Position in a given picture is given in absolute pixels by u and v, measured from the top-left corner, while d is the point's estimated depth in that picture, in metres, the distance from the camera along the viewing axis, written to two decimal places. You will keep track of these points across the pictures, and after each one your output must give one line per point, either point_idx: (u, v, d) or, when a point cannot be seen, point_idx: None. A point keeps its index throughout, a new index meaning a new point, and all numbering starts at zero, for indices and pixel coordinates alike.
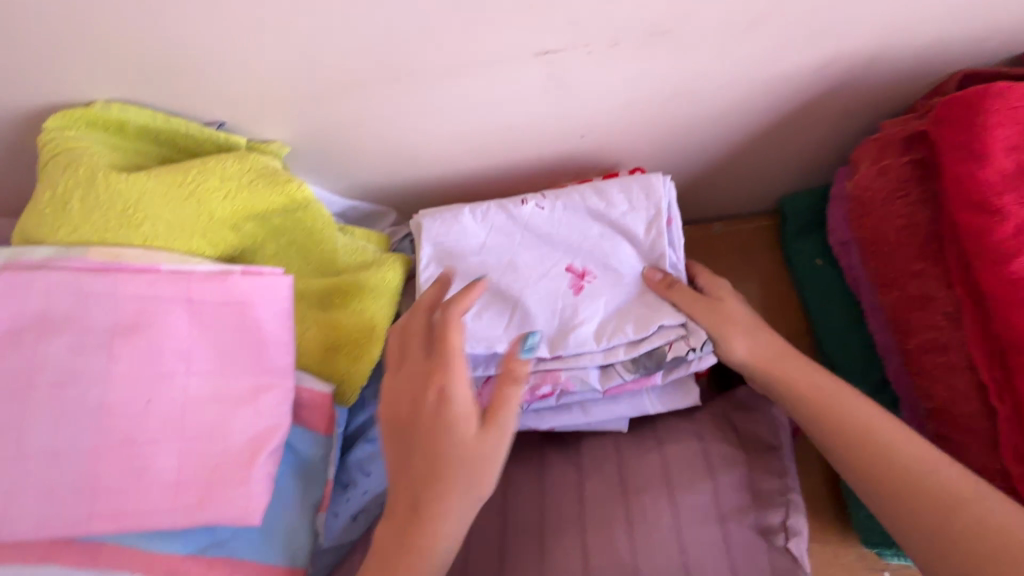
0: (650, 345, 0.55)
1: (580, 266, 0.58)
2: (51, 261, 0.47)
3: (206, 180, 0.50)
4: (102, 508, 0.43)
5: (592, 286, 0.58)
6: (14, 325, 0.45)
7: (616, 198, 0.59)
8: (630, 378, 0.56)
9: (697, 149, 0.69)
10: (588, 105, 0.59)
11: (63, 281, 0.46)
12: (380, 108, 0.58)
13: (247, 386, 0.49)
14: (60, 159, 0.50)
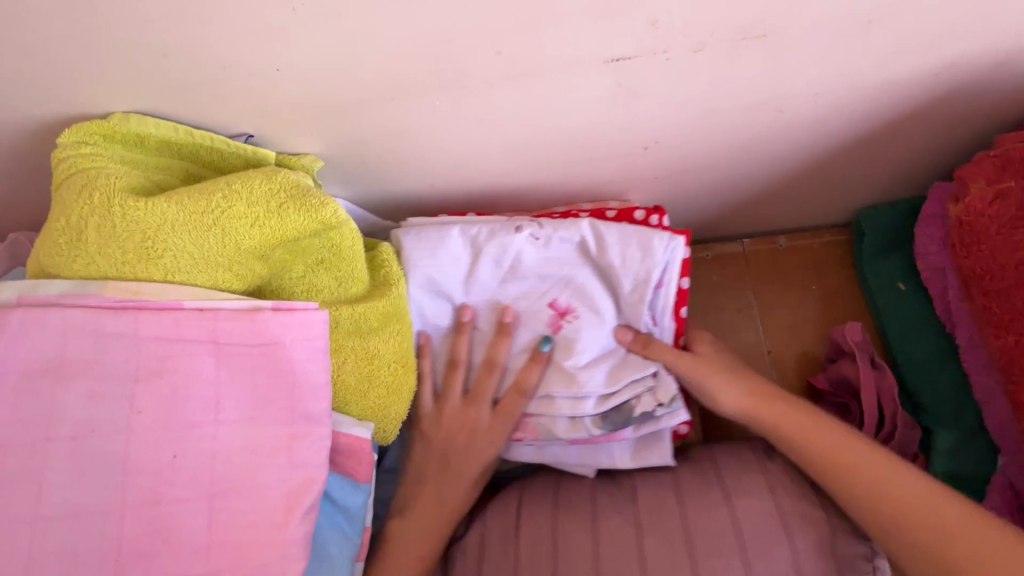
0: (619, 399, 0.54)
1: (563, 305, 0.56)
2: (66, 297, 0.42)
3: (231, 204, 0.45)
4: (127, 574, 0.40)
5: (569, 329, 0.56)
6: (27, 370, 0.40)
7: (614, 247, 0.54)
8: (598, 433, 0.55)
9: (771, 162, 0.62)
10: (656, 116, 0.53)
11: (79, 321, 0.41)
12: (424, 120, 0.52)
13: (279, 436, 0.44)
14: (77, 182, 0.45)
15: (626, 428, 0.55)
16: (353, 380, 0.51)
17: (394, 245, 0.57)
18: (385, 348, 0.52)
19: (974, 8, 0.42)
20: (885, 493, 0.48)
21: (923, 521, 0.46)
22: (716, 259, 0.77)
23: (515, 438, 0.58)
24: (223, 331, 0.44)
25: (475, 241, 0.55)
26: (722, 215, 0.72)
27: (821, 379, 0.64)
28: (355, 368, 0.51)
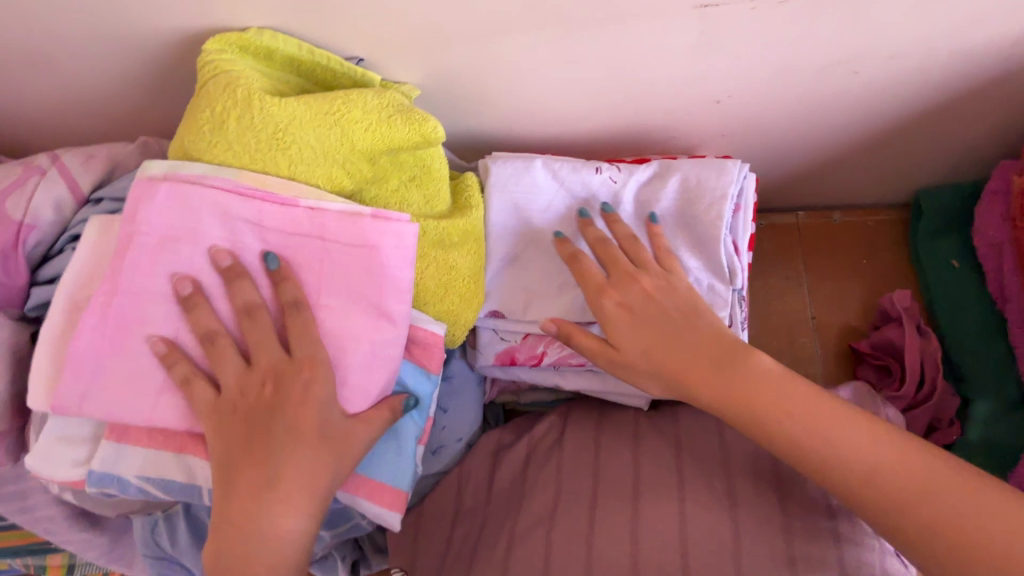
0: None
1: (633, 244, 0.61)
2: (205, 177, 0.49)
3: (350, 111, 0.51)
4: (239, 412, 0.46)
5: None
6: (170, 233, 0.48)
7: (690, 176, 0.59)
8: None
9: (836, 130, 0.64)
10: (733, 70, 0.56)
11: (213, 198, 0.48)
12: (517, 57, 0.57)
13: (366, 326, 0.50)
14: (217, 78, 0.51)
15: None
16: (432, 282, 0.57)
17: (481, 173, 0.63)
18: (460, 261, 0.58)
19: None
20: (773, 426, 0.47)
21: (811, 450, 0.46)
22: (769, 228, 0.80)
23: (571, 363, 0.62)
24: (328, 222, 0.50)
25: (557, 175, 0.62)
26: (780, 183, 0.75)
27: (862, 343, 0.66)
28: (435, 274, 0.57)
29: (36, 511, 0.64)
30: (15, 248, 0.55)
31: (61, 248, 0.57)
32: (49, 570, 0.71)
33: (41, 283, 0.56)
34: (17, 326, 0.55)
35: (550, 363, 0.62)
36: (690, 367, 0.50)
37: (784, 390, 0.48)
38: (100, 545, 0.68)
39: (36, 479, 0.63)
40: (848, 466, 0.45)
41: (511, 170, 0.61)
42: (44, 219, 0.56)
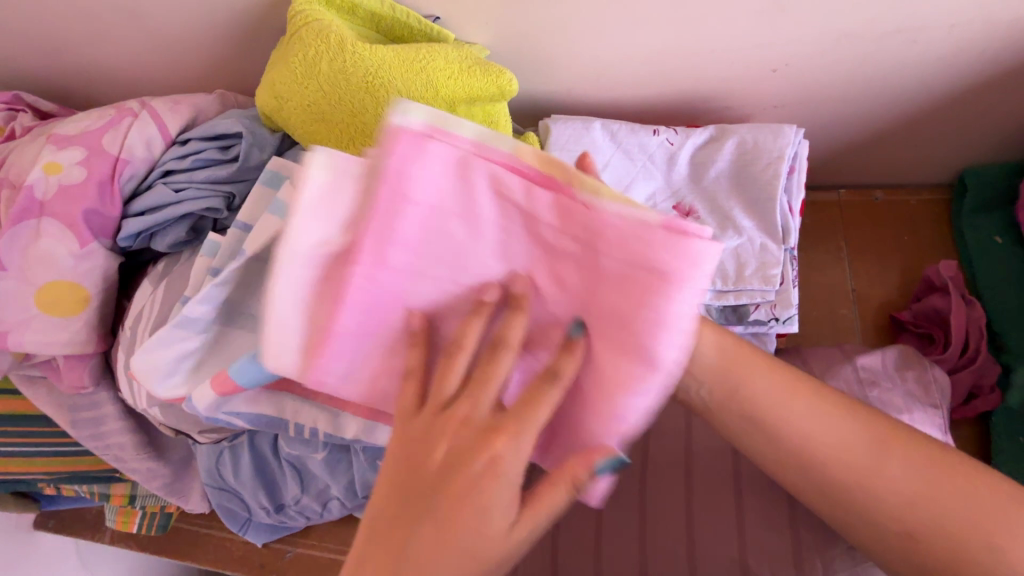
0: (739, 299, 0.61)
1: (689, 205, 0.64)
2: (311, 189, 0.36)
3: (433, 62, 0.54)
4: None
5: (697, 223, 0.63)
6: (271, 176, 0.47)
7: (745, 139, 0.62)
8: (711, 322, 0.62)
9: (887, 102, 0.66)
10: (794, 35, 0.59)
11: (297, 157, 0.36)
12: (587, 18, 0.60)
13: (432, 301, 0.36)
14: (310, 26, 0.54)
15: (735, 325, 0.63)
16: None
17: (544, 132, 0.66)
18: None
19: None
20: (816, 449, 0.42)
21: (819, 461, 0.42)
22: (812, 205, 0.81)
23: None
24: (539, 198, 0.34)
25: (615, 135, 0.65)
26: (827, 158, 0.77)
27: (905, 313, 0.68)
28: None
29: (109, 438, 0.67)
30: (111, 180, 0.58)
31: (152, 184, 0.60)
32: (112, 498, 0.75)
33: (131, 216, 0.60)
34: (109, 254, 0.59)
35: None
36: (762, 386, 0.44)
37: (851, 424, 0.42)
38: (164, 476, 0.71)
39: (112, 405, 0.66)
40: (880, 501, 0.40)
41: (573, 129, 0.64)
42: (138, 156, 0.60)
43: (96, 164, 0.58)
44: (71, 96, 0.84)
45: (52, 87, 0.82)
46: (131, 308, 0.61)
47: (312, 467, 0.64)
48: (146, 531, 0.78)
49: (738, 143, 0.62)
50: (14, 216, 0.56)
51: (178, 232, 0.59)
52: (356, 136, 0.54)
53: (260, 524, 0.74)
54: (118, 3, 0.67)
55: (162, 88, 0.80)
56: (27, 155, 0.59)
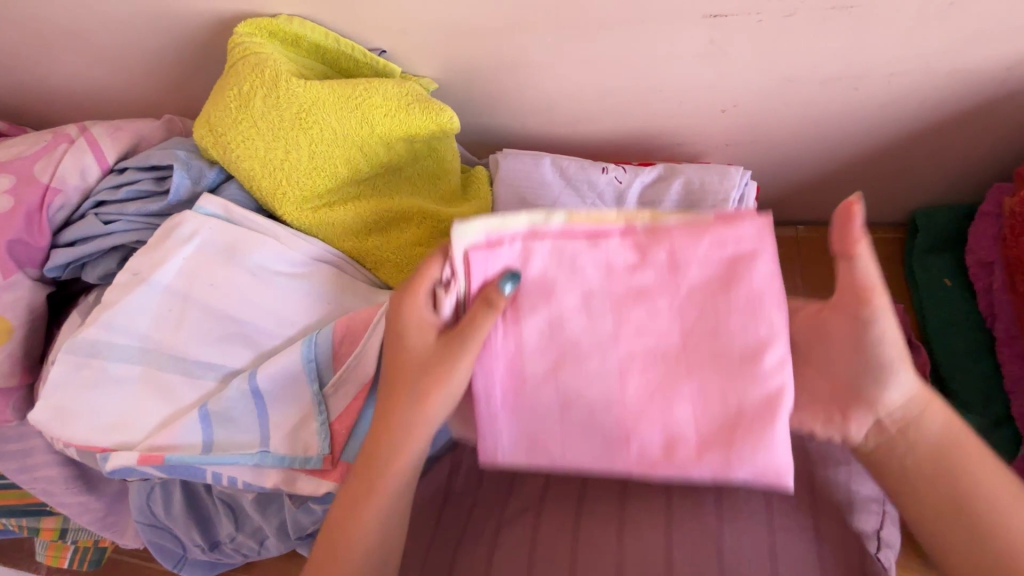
0: None
1: None
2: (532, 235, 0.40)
3: (370, 97, 0.53)
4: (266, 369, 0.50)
5: None
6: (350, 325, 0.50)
7: (690, 181, 0.62)
8: None
9: (836, 146, 0.67)
10: (738, 81, 0.59)
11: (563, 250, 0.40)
12: (533, 56, 0.60)
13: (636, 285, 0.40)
14: (245, 58, 0.53)
15: None
16: None
17: (491, 167, 0.66)
18: None
19: None
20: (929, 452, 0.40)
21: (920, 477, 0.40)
22: None
23: None
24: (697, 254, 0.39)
25: (565, 172, 0.64)
26: (782, 196, 0.77)
27: None
28: None
29: (37, 472, 0.65)
30: (40, 209, 0.57)
31: (84, 213, 0.58)
32: (41, 533, 0.72)
33: (60, 246, 0.58)
34: (35, 285, 0.57)
35: None
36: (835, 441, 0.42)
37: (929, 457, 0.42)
38: (96, 511, 0.69)
39: (40, 438, 0.64)
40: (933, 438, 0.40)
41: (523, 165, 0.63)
42: (70, 184, 0.58)
43: (25, 192, 0.56)
44: (24, 116, 0.82)
45: (3, 107, 0.81)
46: (57, 339, 0.59)
47: (243, 506, 0.62)
48: (77, 566, 0.75)
49: (685, 185, 0.62)
50: None
51: (109, 264, 0.57)
52: (288, 169, 0.53)
53: (196, 561, 0.72)
54: (65, 28, 0.67)
55: (115, 112, 0.79)
56: None
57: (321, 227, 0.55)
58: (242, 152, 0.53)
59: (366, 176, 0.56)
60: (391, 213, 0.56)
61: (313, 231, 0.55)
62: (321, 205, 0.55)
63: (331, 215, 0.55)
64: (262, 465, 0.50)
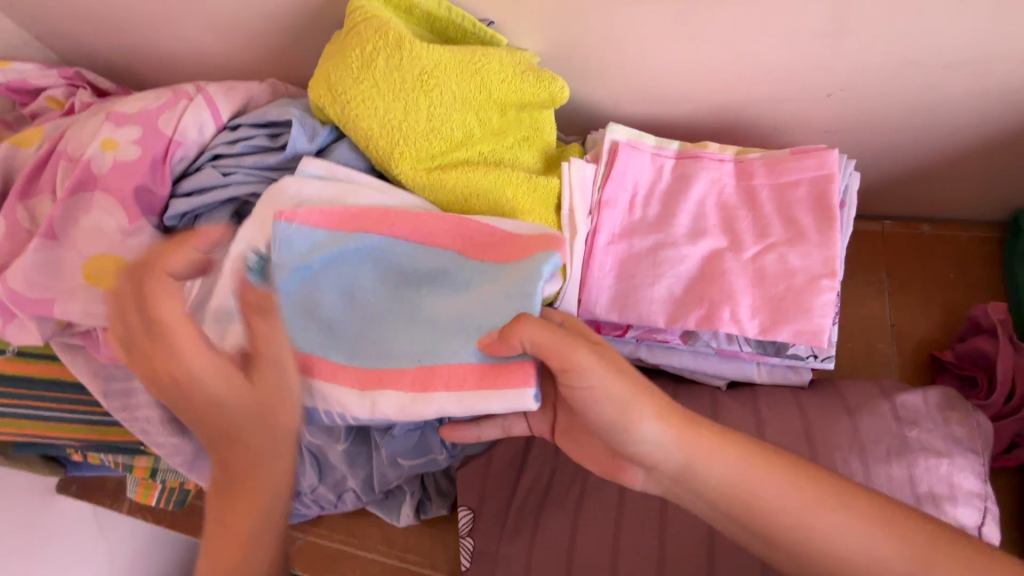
0: (780, 336, 0.58)
1: (732, 222, 0.62)
2: (646, 146, 0.65)
3: (488, 67, 0.55)
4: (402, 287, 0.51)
5: (744, 242, 0.61)
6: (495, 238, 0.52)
7: (789, 166, 0.62)
8: (747, 348, 0.60)
9: (943, 135, 0.65)
10: (854, 63, 0.58)
11: (671, 165, 0.65)
12: (641, 31, 0.60)
13: (688, 235, 0.62)
14: (368, 21, 0.55)
15: (771, 357, 0.60)
16: None
17: (582, 148, 0.68)
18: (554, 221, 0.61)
19: None
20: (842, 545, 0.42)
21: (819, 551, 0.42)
22: (855, 234, 0.79)
23: (657, 337, 0.63)
24: (767, 180, 0.62)
25: (661, 151, 0.65)
26: (875, 187, 0.74)
27: (947, 352, 0.66)
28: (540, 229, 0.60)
29: (138, 410, 0.69)
30: (163, 160, 0.60)
31: (201, 166, 0.61)
32: (134, 469, 0.77)
33: (179, 196, 0.61)
34: (154, 232, 0.61)
35: (635, 335, 0.64)
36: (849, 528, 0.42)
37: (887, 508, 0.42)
38: (186, 453, 0.72)
39: None
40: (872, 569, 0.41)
41: (629, 135, 0.65)
42: (190, 137, 0.61)
43: (151, 143, 0.60)
44: (130, 78, 0.87)
45: (112, 67, 0.85)
46: None
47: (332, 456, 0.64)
48: (164, 505, 0.80)
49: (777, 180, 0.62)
50: (69, 189, 0.57)
51: (223, 214, 0.60)
52: (406, 128, 0.55)
53: None
54: None
55: (216, 75, 0.82)
56: (86, 129, 0.62)
57: (432, 187, 0.57)
58: (361, 111, 0.55)
59: (473, 143, 0.57)
60: (497, 180, 0.58)
61: (421, 190, 0.57)
62: (433, 167, 0.57)
63: (442, 177, 0.56)
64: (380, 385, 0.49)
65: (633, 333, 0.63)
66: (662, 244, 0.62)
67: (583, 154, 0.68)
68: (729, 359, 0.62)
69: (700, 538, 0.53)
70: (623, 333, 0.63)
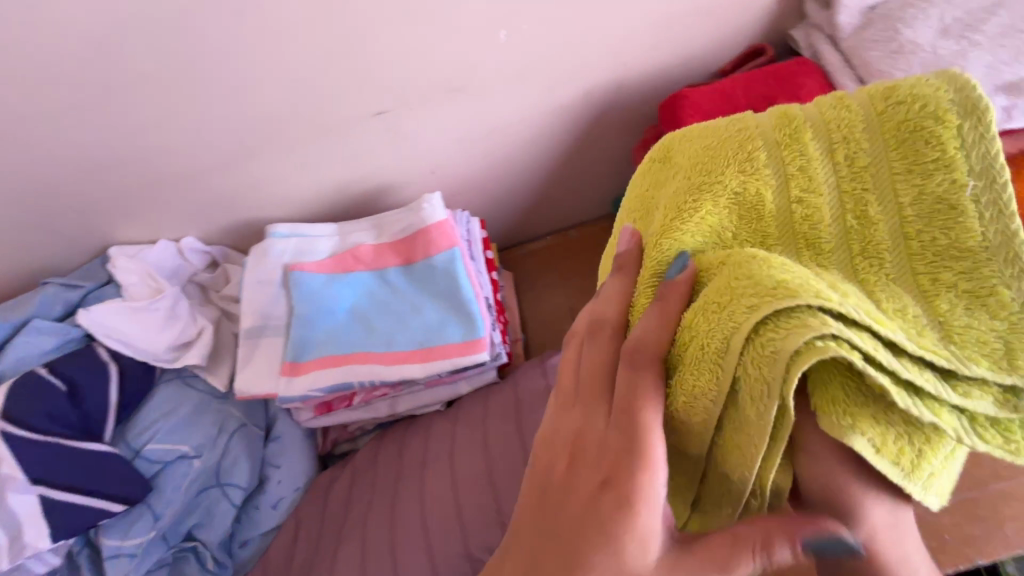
0: (466, 371, 0.74)
1: (404, 261, 0.76)
2: (309, 237, 0.78)
3: (940, 238, 0.35)
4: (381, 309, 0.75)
5: (414, 276, 0.75)
6: (398, 236, 0.77)
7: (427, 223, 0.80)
8: (445, 373, 0.73)
9: (528, 174, 0.88)
10: (428, 149, 0.78)
11: (335, 245, 0.79)
12: (269, 170, 0.76)
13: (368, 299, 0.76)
14: (870, 87, 0.38)
15: (464, 372, 0.74)
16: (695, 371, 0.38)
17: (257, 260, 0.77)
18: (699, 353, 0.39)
19: (578, 56, 0.71)
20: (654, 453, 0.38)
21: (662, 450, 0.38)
22: (531, 255, 1.01)
23: (376, 392, 0.74)
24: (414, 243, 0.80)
25: (330, 235, 0.79)
26: (521, 219, 0.97)
27: None
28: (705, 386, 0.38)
29: None
30: None
31: None
32: None
33: None
34: None
35: (361, 401, 0.75)
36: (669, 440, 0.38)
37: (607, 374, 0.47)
38: None
39: None
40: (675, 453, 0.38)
41: (290, 232, 0.77)
42: None
43: None
44: None
45: None
46: None
47: None
48: None
49: (403, 216, 0.77)
50: None
51: None
52: (694, 453, 0.38)
53: None
54: None
55: None
56: None
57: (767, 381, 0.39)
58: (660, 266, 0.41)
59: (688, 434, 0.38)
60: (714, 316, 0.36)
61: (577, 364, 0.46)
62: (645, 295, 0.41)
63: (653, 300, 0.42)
64: (362, 372, 0.71)
65: (358, 399, 0.74)
66: (358, 309, 0.75)
67: (257, 268, 0.76)
68: (443, 385, 0.76)
69: (421, 548, 0.60)
70: (349, 403, 0.74)
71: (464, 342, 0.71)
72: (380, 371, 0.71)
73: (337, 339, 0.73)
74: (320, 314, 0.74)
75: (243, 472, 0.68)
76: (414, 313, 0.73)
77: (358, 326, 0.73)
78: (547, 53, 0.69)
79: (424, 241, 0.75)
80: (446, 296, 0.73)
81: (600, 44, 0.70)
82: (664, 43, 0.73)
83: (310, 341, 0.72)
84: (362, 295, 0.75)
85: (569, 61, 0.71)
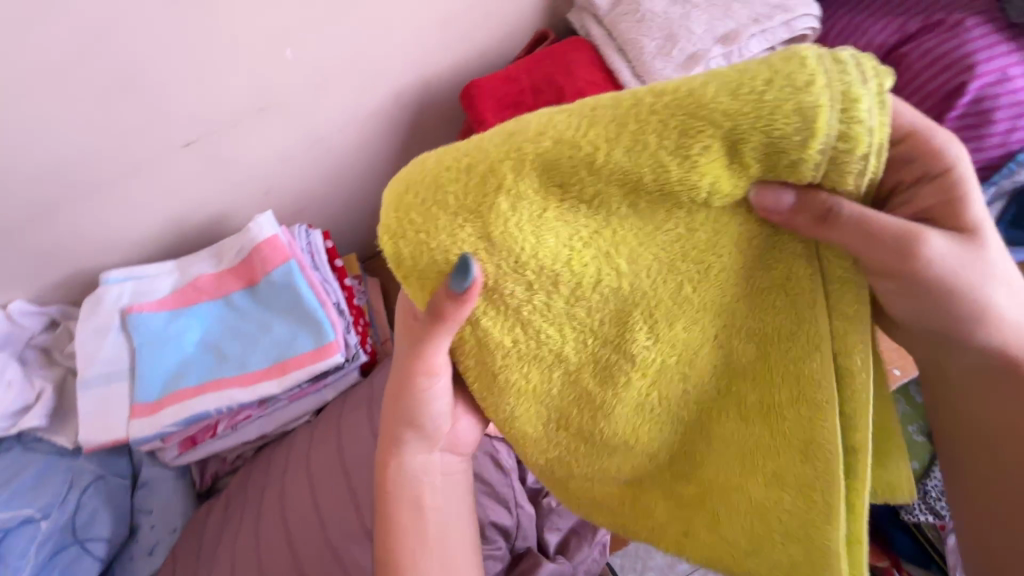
0: (326, 379, 0.76)
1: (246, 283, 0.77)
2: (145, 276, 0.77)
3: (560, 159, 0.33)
4: (228, 334, 0.75)
5: (258, 295, 0.76)
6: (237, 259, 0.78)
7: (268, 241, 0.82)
8: (306, 384, 0.75)
9: (366, 181, 0.91)
10: (252, 170, 0.80)
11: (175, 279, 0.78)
12: (85, 220, 0.74)
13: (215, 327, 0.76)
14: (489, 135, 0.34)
15: (324, 379, 0.76)
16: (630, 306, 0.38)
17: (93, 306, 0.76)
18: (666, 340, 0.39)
19: (374, 62, 0.76)
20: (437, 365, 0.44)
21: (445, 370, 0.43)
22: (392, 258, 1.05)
23: (239, 417, 0.75)
24: None
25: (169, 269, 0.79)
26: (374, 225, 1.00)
27: None
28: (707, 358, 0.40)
29: None
30: None
31: None
32: None
33: None
34: None
35: (225, 429, 0.75)
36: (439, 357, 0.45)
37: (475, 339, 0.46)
38: None
39: None
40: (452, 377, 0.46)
41: (122, 275, 0.76)
42: None
43: None
44: None
45: None
46: None
47: None
48: None
49: (236, 241, 0.79)
50: None
51: None
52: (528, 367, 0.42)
53: None
54: None
55: None
56: None
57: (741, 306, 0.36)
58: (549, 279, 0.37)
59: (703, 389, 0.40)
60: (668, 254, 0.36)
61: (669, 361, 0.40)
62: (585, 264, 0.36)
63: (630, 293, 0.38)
64: (217, 398, 0.71)
65: (221, 428, 0.74)
66: (205, 338, 0.75)
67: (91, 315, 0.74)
68: (307, 396, 0.77)
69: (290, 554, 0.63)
70: (212, 433, 0.74)
71: (314, 350, 0.73)
72: (232, 396, 0.71)
73: (186, 371, 0.73)
74: (164, 351, 0.74)
75: (104, 521, 0.68)
76: (261, 330, 0.75)
77: (206, 355, 0.74)
78: (343, 62, 0.74)
79: (261, 260, 0.76)
80: (290, 310, 0.75)
81: (390, 47, 0.76)
82: (451, 38, 0.79)
83: (155, 380, 0.72)
84: (208, 323, 0.76)
85: (367, 67, 0.76)
